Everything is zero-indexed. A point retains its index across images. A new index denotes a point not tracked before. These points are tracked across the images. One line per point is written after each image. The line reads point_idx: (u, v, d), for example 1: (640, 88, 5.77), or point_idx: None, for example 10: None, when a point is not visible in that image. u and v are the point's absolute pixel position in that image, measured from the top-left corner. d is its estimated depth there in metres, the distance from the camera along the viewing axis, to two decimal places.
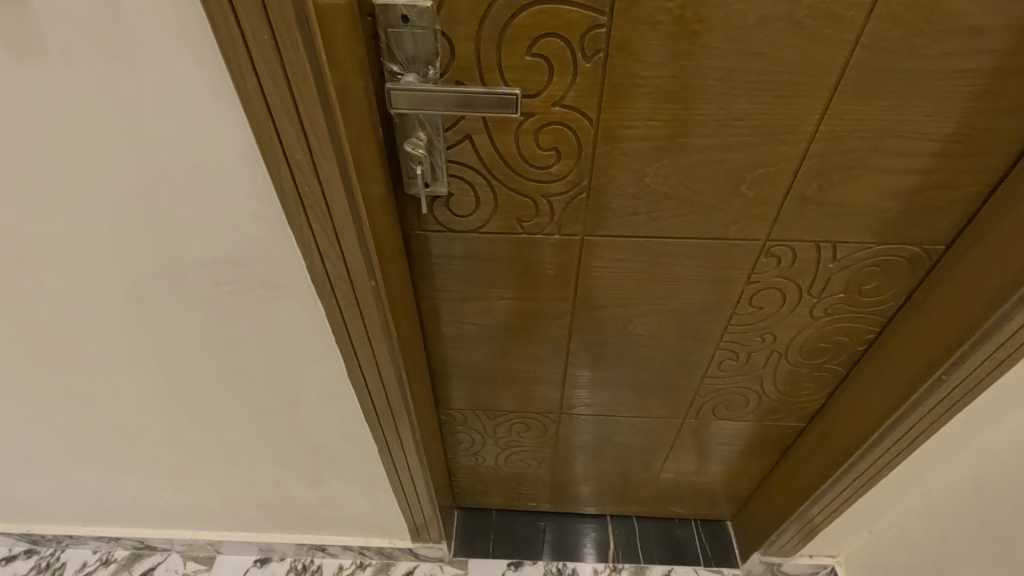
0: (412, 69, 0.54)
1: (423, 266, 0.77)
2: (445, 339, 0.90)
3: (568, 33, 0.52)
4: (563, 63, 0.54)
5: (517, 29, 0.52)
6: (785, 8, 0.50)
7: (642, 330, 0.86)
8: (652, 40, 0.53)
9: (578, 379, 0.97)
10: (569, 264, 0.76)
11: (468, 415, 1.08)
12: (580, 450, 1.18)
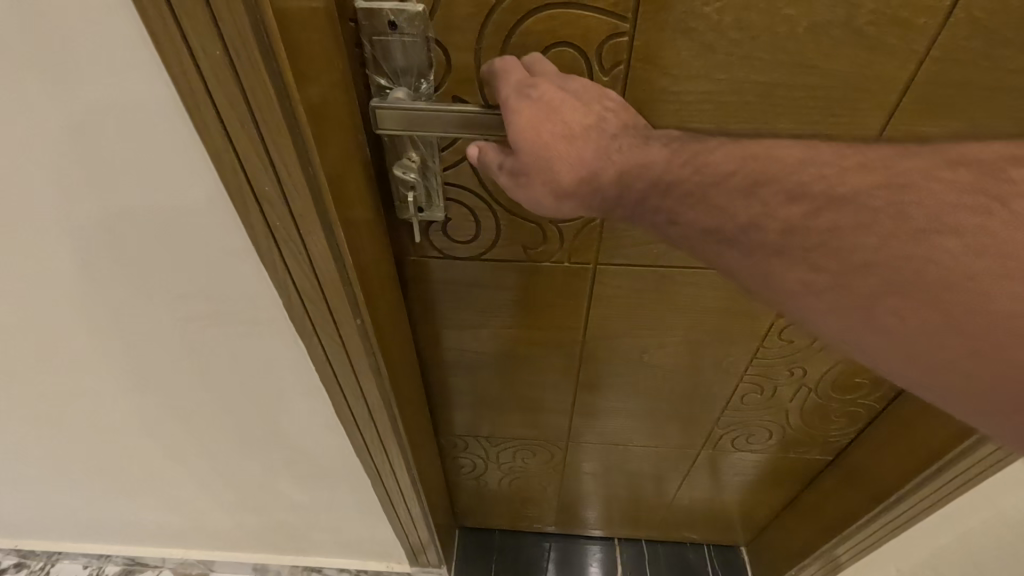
0: (403, 82, 0.47)
1: (420, 293, 0.70)
2: (445, 366, 0.83)
3: (584, 42, 0.45)
4: (577, 76, 0.47)
5: (524, 38, 0.44)
6: (843, 13, 0.43)
7: (661, 361, 0.79)
8: (684, 51, 0.45)
9: (588, 408, 0.91)
10: (580, 294, 0.69)
11: (471, 440, 1.02)
12: (589, 476, 1.12)
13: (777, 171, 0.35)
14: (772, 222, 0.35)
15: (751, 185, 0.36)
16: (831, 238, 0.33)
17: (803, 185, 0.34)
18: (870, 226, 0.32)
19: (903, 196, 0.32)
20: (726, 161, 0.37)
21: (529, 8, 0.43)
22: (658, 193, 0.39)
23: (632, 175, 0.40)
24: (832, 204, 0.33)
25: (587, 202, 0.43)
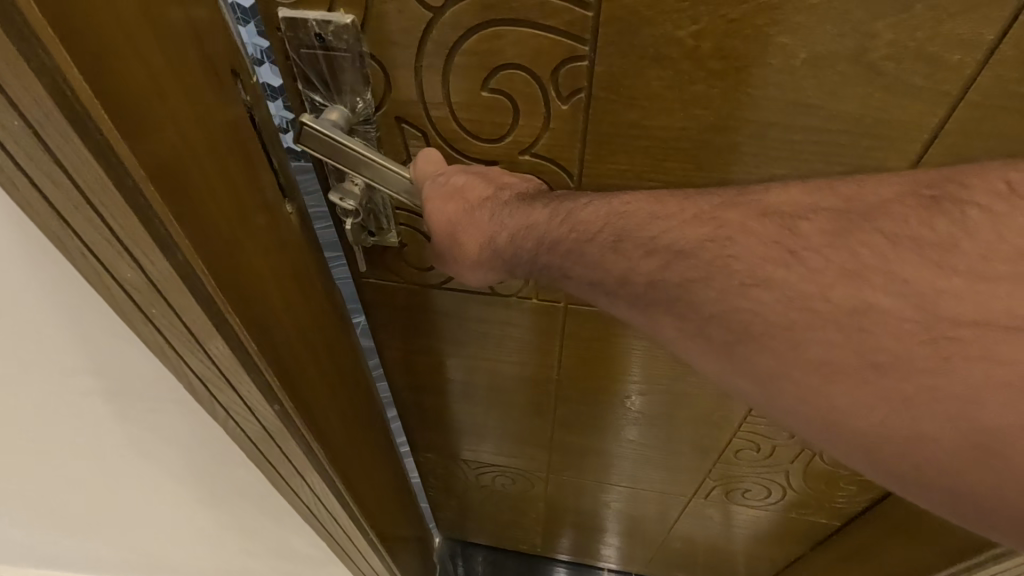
0: (337, 101, 0.42)
1: (378, 320, 0.62)
2: (412, 397, 0.76)
3: (537, 65, 0.39)
4: (532, 102, 0.41)
5: (470, 57, 0.39)
6: (855, 43, 0.35)
7: (648, 411, 0.70)
8: (653, 79, 0.39)
9: (570, 449, 0.83)
10: (551, 334, 0.60)
11: (445, 467, 0.95)
12: (573, 514, 1.04)
13: (634, 222, 0.28)
14: (636, 278, 0.27)
15: (613, 241, 0.28)
16: (682, 299, 0.25)
17: (654, 237, 0.26)
18: (712, 282, 0.24)
19: (729, 251, 0.24)
20: (594, 216, 0.29)
21: (474, 25, 0.37)
22: (540, 250, 0.32)
23: (534, 239, 0.32)
24: (678, 259, 0.25)
25: (491, 266, 0.37)
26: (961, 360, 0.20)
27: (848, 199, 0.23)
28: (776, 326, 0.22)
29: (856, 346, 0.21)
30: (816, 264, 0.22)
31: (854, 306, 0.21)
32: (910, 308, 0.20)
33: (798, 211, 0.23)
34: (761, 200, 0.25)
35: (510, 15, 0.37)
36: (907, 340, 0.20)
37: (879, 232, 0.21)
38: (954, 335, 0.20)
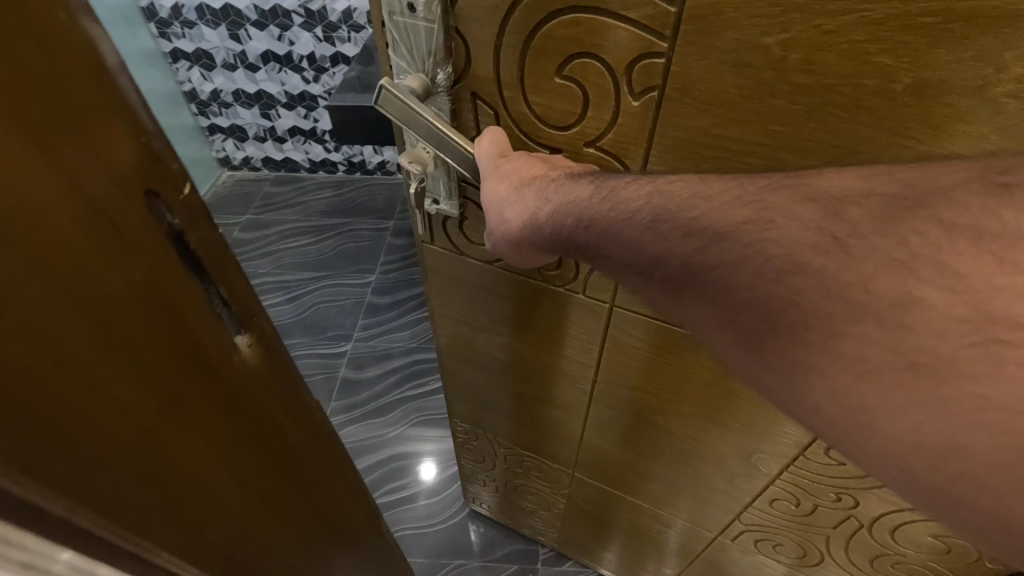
0: (418, 68, 0.44)
1: (432, 284, 0.63)
2: (452, 371, 0.76)
3: (611, 56, 0.38)
4: (601, 93, 0.40)
5: (545, 41, 0.39)
6: (974, 72, 0.30)
7: (687, 429, 0.63)
8: (729, 84, 0.35)
9: (593, 461, 0.78)
10: (593, 330, 0.58)
11: (466, 445, 0.92)
12: (589, 532, 0.97)
13: (673, 201, 0.27)
14: (670, 259, 0.27)
15: (651, 220, 0.28)
16: (715, 283, 0.25)
17: (693, 219, 0.26)
18: (746, 267, 0.24)
19: (768, 234, 0.23)
20: (635, 193, 0.29)
21: (553, 10, 0.37)
22: (577, 227, 0.32)
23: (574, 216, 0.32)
24: (716, 241, 0.25)
25: (531, 246, 0.38)
26: (1014, 365, 0.18)
27: (907, 183, 0.21)
28: (811, 317, 0.22)
29: (895, 344, 0.20)
30: (863, 251, 0.21)
31: (896, 298, 0.20)
32: (960, 304, 0.19)
33: (850, 194, 0.22)
34: (813, 184, 0.23)
35: (589, 3, 0.36)
36: (953, 340, 0.19)
37: (934, 219, 0.20)
38: (1006, 337, 0.18)
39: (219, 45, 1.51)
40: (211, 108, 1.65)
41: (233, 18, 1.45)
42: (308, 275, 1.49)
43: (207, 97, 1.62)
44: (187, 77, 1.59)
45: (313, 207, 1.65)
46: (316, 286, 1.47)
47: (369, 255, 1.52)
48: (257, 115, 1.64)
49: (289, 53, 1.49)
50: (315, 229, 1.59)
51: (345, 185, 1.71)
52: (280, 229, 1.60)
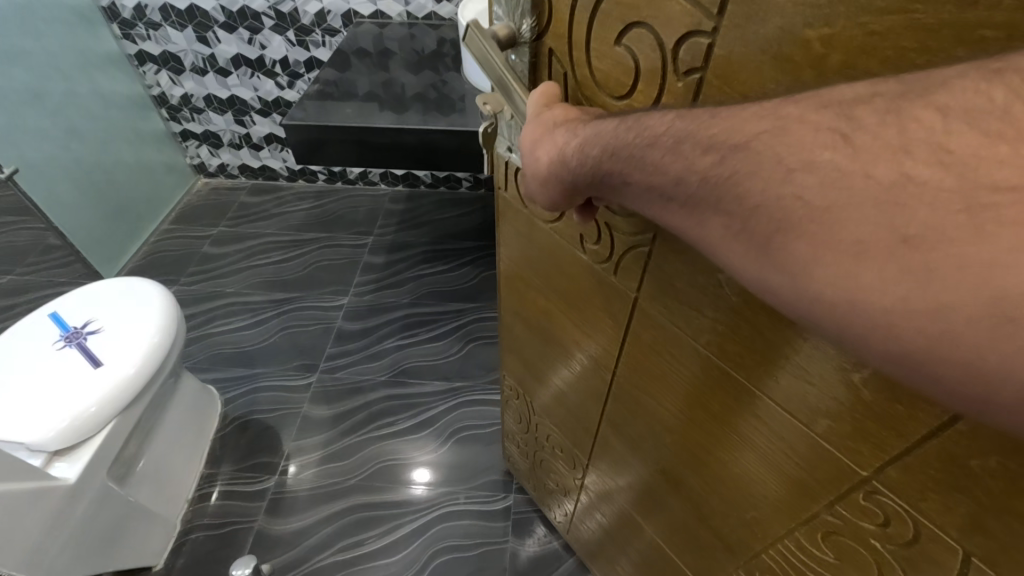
0: (510, 21, 0.63)
1: (537, 219, 0.83)
2: (540, 309, 0.97)
3: (663, 33, 0.48)
4: (653, 68, 0.50)
5: (614, 8, 0.51)
6: None
7: (742, 433, 0.69)
8: (765, 71, 0.43)
9: (638, 434, 0.90)
10: (657, 304, 0.69)
11: (541, 378, 1.11)
12: (626, 503, 1.06)
13: (695, 126, 0.35)
14: (694, 174, 0.35)
15: (675, 142, 0.36)
16: (738, 188, 0.33)
17: (711, 137, 0.34)
18: (761, 170, 0.32)
19: (783, 140, 0.32)
20: (663, 121, 0.38)
21: None
22: (603, 157, 0.41)
23: (610, 157, 0.40)
24: (733, 152, 0.33)
25: (553, 186, 0.48)
26: (990, 225, 0.25)
27: (895, 86, 0.30)
28: (818, 206, 0.30)
29: (890, 221, 0.28)
30: (863, 143, 0.29)
31: (895, 178, 0.28)
32: (948, 178, 0.27)
33: (856, 99, 0.31)
34: (822, 98, 0.32)
35: None
36: (943, 210, 0.27)
37: (927, 108, 0.28)
38: (987, 199, 0.26)
39: (188, 48, 2.27)
40: (183, 113, 2.54)
41: (200, 21, 2.18)
42: (278, 297, 2.30)
43: (177, 100, 2.49)
44: (155, 80, 2.43)
45: (291, 223, 2.58)
46: (291, 306, 2.26)
47: (341, 269, 2.38)
48: (230, 120, 2.52)
49: (259, 56, 2.24)
50: (292, 243, 2.49)
51: (324, 195, 2.70)
52: (258, 241, 2.51)
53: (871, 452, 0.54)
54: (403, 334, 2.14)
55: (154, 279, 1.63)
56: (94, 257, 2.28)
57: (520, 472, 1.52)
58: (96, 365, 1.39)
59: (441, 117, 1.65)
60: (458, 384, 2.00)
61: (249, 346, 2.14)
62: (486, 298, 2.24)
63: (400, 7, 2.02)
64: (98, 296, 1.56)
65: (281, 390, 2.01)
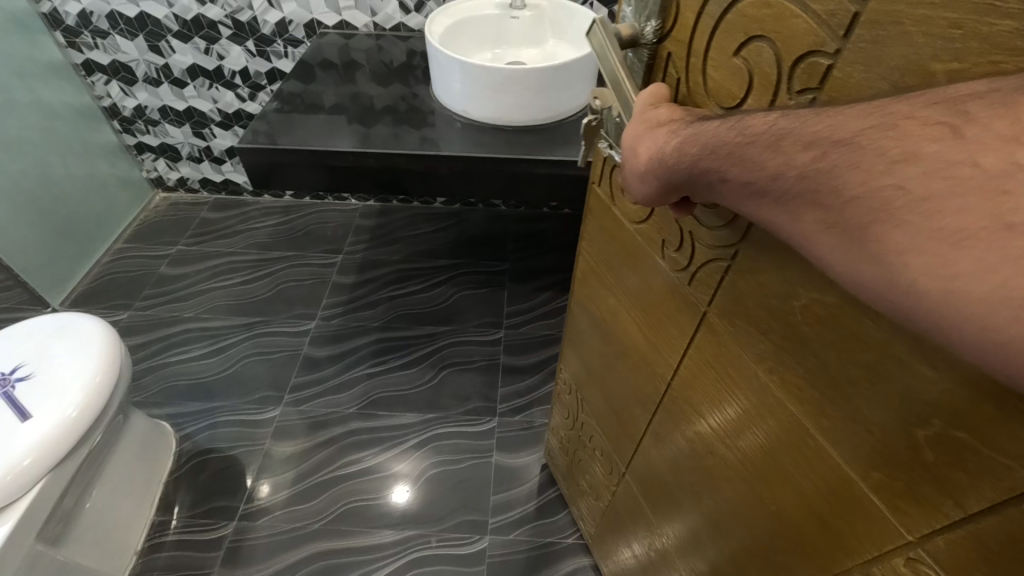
0: (635, 22, 0.70)
1: (623, 221, 0.92)
2: (612, 306, 1.05)
3: (784, 49, 0.52)
4: (767, 79, 0.54)
5: (737, 23, 0.56)
6: None
7: (783, 469, 0.71)
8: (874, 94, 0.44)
9: (681, 445, 0.94)
10: (722, 320, 0.73)
11: (599, 373, 1.20)
12: (656, 515, 1.12)
13: (799, 126, 0.40)
14: (792, 168, 0.40)
15: (775, 139, 0.41)
16: (834, 179, 0.38)
17: (814, 133, 0.39)
18: (861, 164, 0.36)
19: (890, 133, 0.36)
20: (764, 120, 0.43)
21: None
22: (703, 153, 0.47)
23: (700, 155, 0.48)
24: (834, 147, 0.38)
25: (647, 182, 0.56)
26: None
27: (999, 85, 0.34)
28: (921, 197, 0.34)
29: (999, 211, 0.31)
30: (975, 135, 0.33)
31: (1007, 166, 0.31)
32: None
33: (974, 95, 0.34)
34: (931, 97, 0.36)
35: None
36: None
37: None
38: None
39: (140, 58, 2.16)
40: (137, 124, 2.41)
41: (152, 31, 2.08)
42: (240, 323, 2.17)
43: (130, 112, 2.37)
44: (105, 91, 2.30)
45: (253, 244, 2.47)
46: (256, 331, 2.15)
47: (304, 295, 2.27)
48: (190, 133, 2.41)
49: (218, 65, 2.16)
50: (253, 267, 2.38)
51: (292, 211, 2.61)
52: (217, 265, 2.39)
53: (918, 516, 0.54)
54: (375, 361, 2.06)
55: (94, 318, 1.50)
56: (34, 280, 2.14)
57: (558, 473, 1.71)
58: (23, 420, 1.28)
59: (413, 131, 1.62)
60: (431, 415, 1.91)
61: (207, 377, 2.00)
62: (462, 320, 2.19)
63: (366, 17, 1.99)
64: (31, 341, 1.44)
65: (242, 425, 1.88)
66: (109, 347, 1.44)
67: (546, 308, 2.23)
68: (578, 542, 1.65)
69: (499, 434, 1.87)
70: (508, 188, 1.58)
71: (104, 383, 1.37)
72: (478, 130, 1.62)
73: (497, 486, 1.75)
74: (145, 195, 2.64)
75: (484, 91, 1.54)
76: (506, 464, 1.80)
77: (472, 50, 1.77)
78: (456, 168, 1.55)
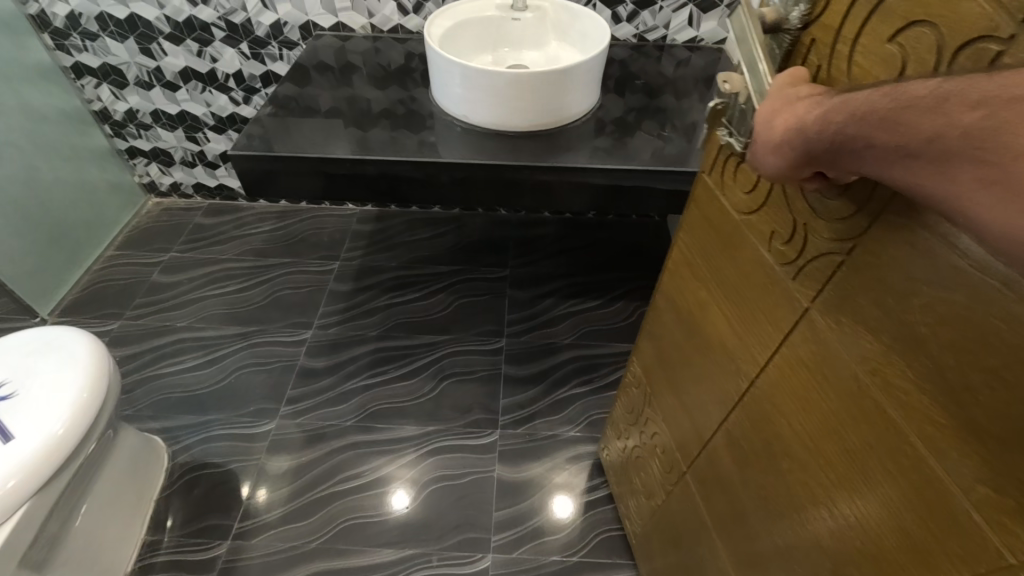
0: (783, 6, 0.71)
1: (725, 213, 0.92)
2: (701, 299, 1.05)
3: (951, 31, 0.51)
4: (924, 63, 0.54)
5: (900, 6, 0.56)
6: None
7: (869, 479, 0.69)
8: None
9: (757, 447, 0.93)
10: (826, 317, 0.72)
11: (674, 367, 1.20)
12: (713, 517, 1.11)
13: (967, 87, 0.38)
14: (954, 129, 0.38)
15: (938, 101, 0.40)
16: (1005, 134, 0.36)
17: (983, 92, 0.37)
18: None
19: None
20: (924, 86, 0.42)
21: None
22: (849, 120, 0.47)
23: (846, 121, 0.47)
24: (1008, 104, 0.36)
25: (783, 154, 0.56)
26: None
27: None
28: None
29: None
30: None
31: None
32: None
33: None
34: None
35: None
36: None
37: None
38: None
39: (131, 60, 2.11)
40: (128, 129, 2.35)
41: (144, 33, 2.02)
42: (236, 332, 2.12)
43: (121, 117, 2.31)
44: (95, 95, 2.23)
45: (248, 251, 2.41)
46: (252, 340, 2.10)
47: (302, 302, 2.22)
48: (183, 137, 2.36)
49: (211, 69, 2.11)
50: (248, 274, 2.32)
51: (288, 217, 2.56)
52: (213, 272, 2.33)
53: None
54: (371, 372, 2.00)
55: (80, 331, 1.45)
56: (21, 290, 2.08)
57: (609, 468, 1.70)
58: (5, 440, 1.22)
59: (412, 134, 1.57)
60: (431, 429, 1.86)
61: (201, 389, 1.95)
62: (461, 329, 2.14)
63: (364, 19, 1.94)
64: (15, 355, 1.39)
65: (236, 439, 1.83)
66: (98, 361, 1.39)
67: (548, 314, 2.19)
68: (585, 559, 1.60)
69: (500, 447, 1.82)
70: (504, 198, 1.54)
71: (91, 400, 1.31)
72: (478, 136, 1.56)
73: (500, 502, 1.71)
74: (138, 199, 2.58)
75: (484, 96, 1.50)
76: (508, 479, 1.75)
77: (471, 54, 1.72)
78: (457, 177, 1.50)
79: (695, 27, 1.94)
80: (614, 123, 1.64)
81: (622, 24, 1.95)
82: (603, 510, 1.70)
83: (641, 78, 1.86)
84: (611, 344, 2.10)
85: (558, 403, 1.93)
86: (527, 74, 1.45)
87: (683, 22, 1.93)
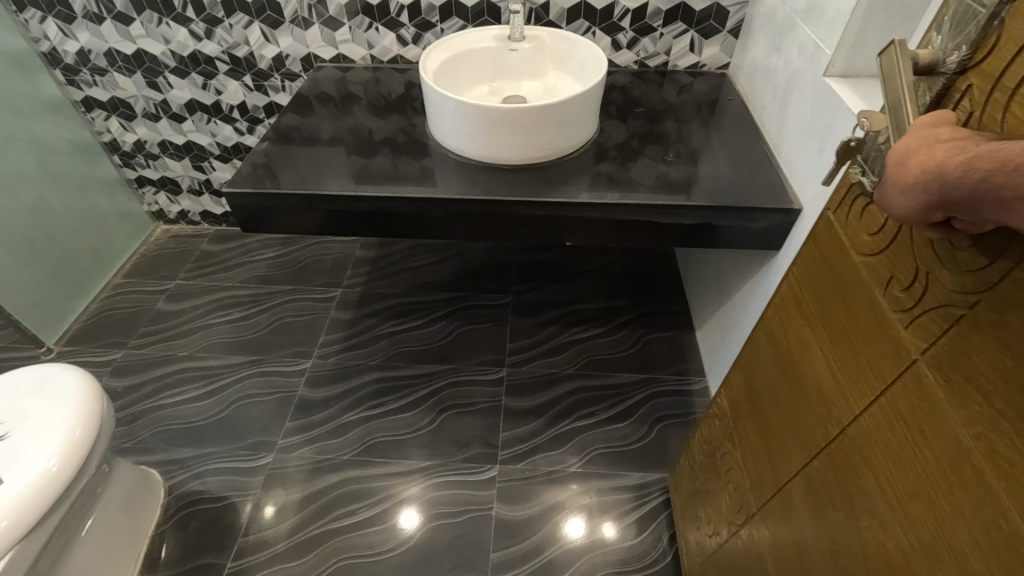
0: (946, 50, 0.68)
1: (841, 251, 0.88)
2: (799, 336, 1.00)
3: None
4: None
5: None
6: None
7: (955, 551, 0.63)
8: None
9: (834, 501, 0.86)
10: (936, 370, 0.68)
11: (759, 403, 1.14)
12: (776, 566, 1.04)
13: None
14: None
15: None
16: None
17: None
18: None
19: None
20: None
21: None
22: (1001, 168, 0.46)
23: (999, 167, 0.46)
24: None
25: (915, 196, 0.54)
26: None
27: None
28: None
29: None
30: None
31: None
32: None
33: None
34: None
35: None
36: None
37: None
38: None
39: (138, 94, 2.15)
40: (137, 159, 2.39)
41: (150, 68, 2.06)
42: (237, 361, 2.11)
43: (130, 147, 2.35)
44: (105, 127, 2.28)
45: (252, 278, 2.42)
46: (251, 370, 2.08)
47: (304, 330, 2.22)
48: (190, 166, 2.39)
49: (215, 102, 2.14)
50: (251, 302, 2.32)
51: (292, 243, 2.57)
52: (217, 300, 2.33)
53: None
54: (369, 405, 1.97)
55: (72, 368, 1.45)
56: (27, 318, 2.10)
57: (677, 496, 1.65)
58: None
59: (413, 162, 1.57)
60: (429, 464, 1.82)
61: (198, 421, 1.94)
62: (461, 359, 2.11)
63: (364, 50, 1.94)
64: (7, 397, 1.38)
65: (233, 473, 1.81)
66: (93, 401, 1.38)
67: (551, 344, 2.15)
68: None
69: (500, 483, 1.77)
70: (508, 232, 1.52)
71: (82, 442, 1.30)
72: (475, 169, 1.54)
73: (500, 541, 1.65)
74: (146, 227, 2.62)
75: (480, 132, 1.48)
76: (507, 518, 1.70)
77: (469, 85, 1.71)
78: (453, 213, 1.48)
79: (698, 53, 1.91)
80: (616, 149, 1.62)
81: (623, 51, 1.93)
82: (611, 550, 1.63)
83: (643, 104, 1.82)
84: (616, 374, 2.05)
85: (560, 438, 1.88)
86: (523, 109, 1.43)
87: (685, 48, 1.90)
